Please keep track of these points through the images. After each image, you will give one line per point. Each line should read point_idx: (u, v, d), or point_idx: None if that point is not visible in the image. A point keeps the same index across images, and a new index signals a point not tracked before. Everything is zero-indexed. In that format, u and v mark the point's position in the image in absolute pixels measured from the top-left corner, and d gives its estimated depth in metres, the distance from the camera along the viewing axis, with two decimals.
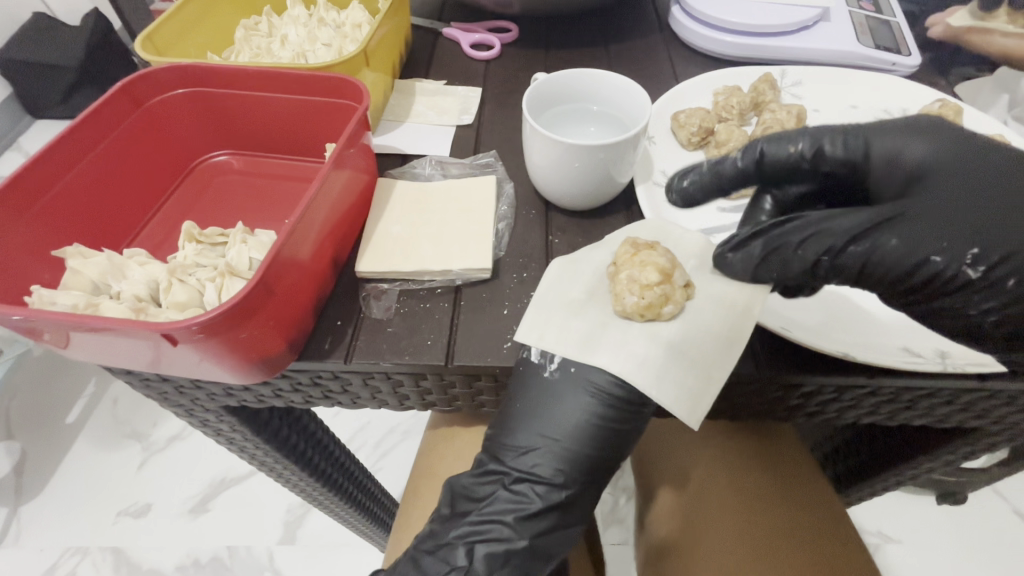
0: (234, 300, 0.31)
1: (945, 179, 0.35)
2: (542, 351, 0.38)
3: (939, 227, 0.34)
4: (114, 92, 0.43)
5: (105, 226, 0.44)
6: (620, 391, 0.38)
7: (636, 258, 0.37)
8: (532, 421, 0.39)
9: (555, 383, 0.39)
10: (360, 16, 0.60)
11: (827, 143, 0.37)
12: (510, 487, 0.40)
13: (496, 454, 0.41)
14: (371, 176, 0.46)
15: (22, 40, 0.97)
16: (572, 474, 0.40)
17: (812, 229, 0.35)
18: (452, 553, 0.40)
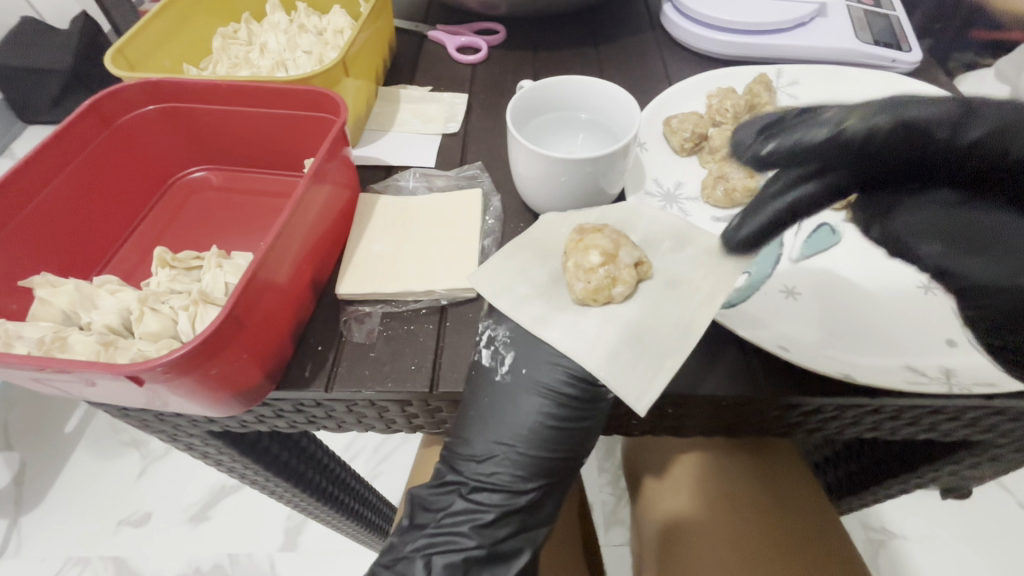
0: (199, 336, 0.29)
1: None
2: (491, 353, 0.38)
3: None
4: (82, 111, 0.42)
5: (77, 252, 0.43)
6: (571, 389, 0.37)
7: (581, 243, 0.38)
8: (483, 424, 0.38)
9: (506, 388, 0.38)
10: (342, 21, 0.58)
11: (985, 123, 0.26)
12: (468, 497, 0.39)
13: (452, 463, 0.39)
14: (352, 191, 0.44)
15: (11, 46, 0.95)
16: (530, 478, 0.39)
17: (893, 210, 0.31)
18: (408, 566, 0.38)
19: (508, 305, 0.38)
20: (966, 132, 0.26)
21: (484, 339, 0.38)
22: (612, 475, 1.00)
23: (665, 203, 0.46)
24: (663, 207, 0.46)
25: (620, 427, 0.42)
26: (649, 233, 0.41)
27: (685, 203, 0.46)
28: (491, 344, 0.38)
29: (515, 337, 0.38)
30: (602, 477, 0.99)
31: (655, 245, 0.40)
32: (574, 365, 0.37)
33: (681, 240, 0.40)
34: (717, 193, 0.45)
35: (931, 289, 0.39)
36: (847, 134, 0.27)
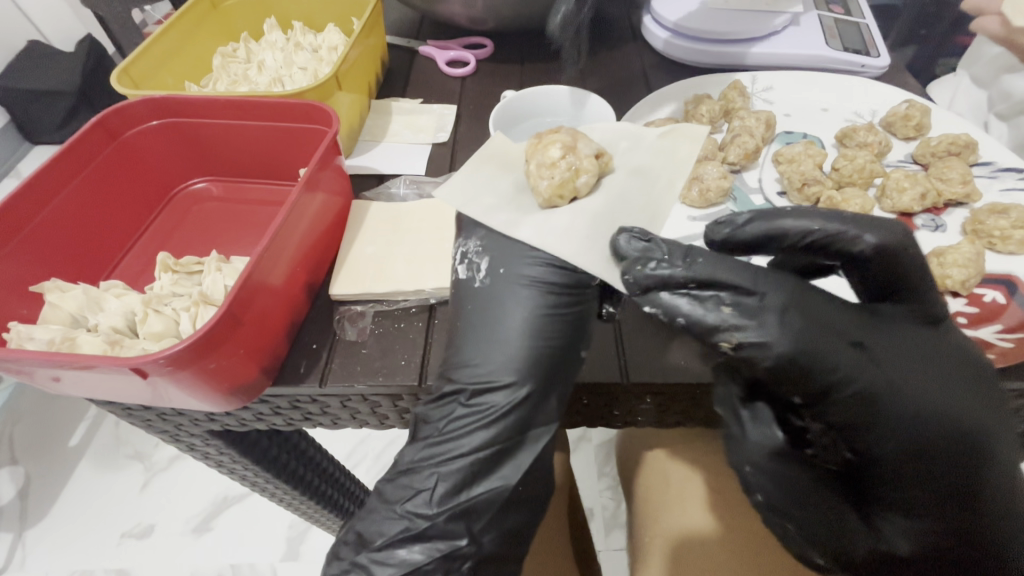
0: (198, 332, 0.31)
1: (909, 370, 0.32)
2: (465, 264, 0.40)
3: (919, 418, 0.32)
4: (89, 126, 0.44)
5: (84, 261, 0.45)
6: (553, 277, 0.38)
7: (540, 143, 0.40)
8: (471, 324, 0.38)
9: (489, 289, 0.39)
10: (336, 39, 0.61)
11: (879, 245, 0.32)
12: (466, 404, 0.37)
13: (446, 373, 0.38)
14: (345, 199, 0.46)
15: (18, 71, 0.99)
16: (530, 373, 0.37)
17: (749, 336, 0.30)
18: (415, 476, 0.38)
19: (478, 214, 0.40)
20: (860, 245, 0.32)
21: (458, 256, 0.40)
22: (611, 480, 1.00)
23: None
24: None
25: (603, 419, 0.43)
26: (606, 137, 0.44)
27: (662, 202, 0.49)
28: (465, 258, 0.40)
29: (487, 244, 0.40)
30: (602, 482, 1.00)
31: (613, 144, 0.44)
32: (549, 254, 0.39)
33: (636, 139, 0.44)
34: (693, 194, 0.47)
35: None
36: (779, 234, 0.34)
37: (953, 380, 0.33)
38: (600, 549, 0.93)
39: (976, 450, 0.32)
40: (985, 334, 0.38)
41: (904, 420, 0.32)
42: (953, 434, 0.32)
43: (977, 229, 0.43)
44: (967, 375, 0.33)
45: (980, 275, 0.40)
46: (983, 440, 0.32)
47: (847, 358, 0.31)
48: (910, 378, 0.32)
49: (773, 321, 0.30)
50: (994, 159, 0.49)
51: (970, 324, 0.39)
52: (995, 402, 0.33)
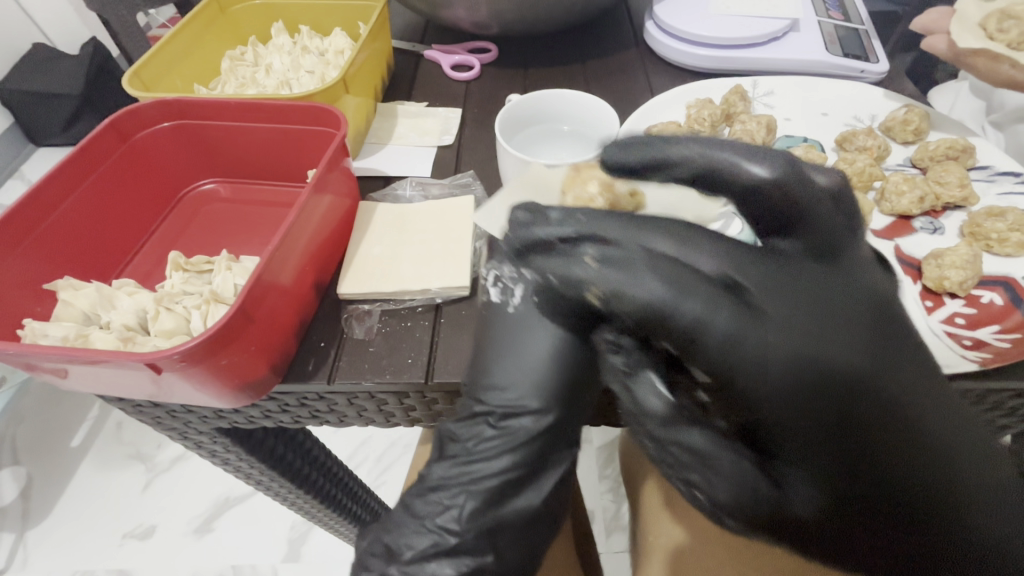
0: (210, 328, 0.32)
1: (758, 297, 0.32)
2: (499, 289, 0.40)
3: (786, 339, 0.32)
4: (101, 128, 0.45)
5: (96, 259, 0.46)
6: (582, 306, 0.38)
7: (578, 179, 0.40)
8: (503, 349, 0.38)
9: (520, 316, 0.39)
10: (342, 43, 0.62)
11: (771, 171, 0.31)
12: (496, 425, 0.38)
13: (474, 394, 0.39)
14: (352, 200, 0.47)
15: (25, 74, 1.00)
16: (556, 401, 0.38)
17: (608, 282, 0.31)
18: (444, 493, 0.39)
19: None
20: (748, 177, 0.32)
21: (491, 279, 0.40)
22: (612, 482, 1.00)
23: None
24: None
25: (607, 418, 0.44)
26: None
27: None
28: (499, 282, 0.40)
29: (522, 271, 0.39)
30: (603, 484, 1.01)
31: None
32: None
33: None
34: None
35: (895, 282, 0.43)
36: (665, 166, 0.33)
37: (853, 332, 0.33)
38: (600, 551, 0.94)
39: (845, 386, 0.32)
40: (983, 334, 0.38)
41: (777, 374, 0.32)
42: (827, 373, 0.32)
43: (975, 232, 0.44)
44: (851, 304, 0.33)
45: (977, 275, 0.40)
46: (862, 381, 0.32)
47: (734, 312, 0.31)
48: (784, 308, 0.32)
49: (638, 266, 0.31)
50: (992, 163, 0.49)
51: (967, 326, 0.39)
52: (897, 351, 0.33)
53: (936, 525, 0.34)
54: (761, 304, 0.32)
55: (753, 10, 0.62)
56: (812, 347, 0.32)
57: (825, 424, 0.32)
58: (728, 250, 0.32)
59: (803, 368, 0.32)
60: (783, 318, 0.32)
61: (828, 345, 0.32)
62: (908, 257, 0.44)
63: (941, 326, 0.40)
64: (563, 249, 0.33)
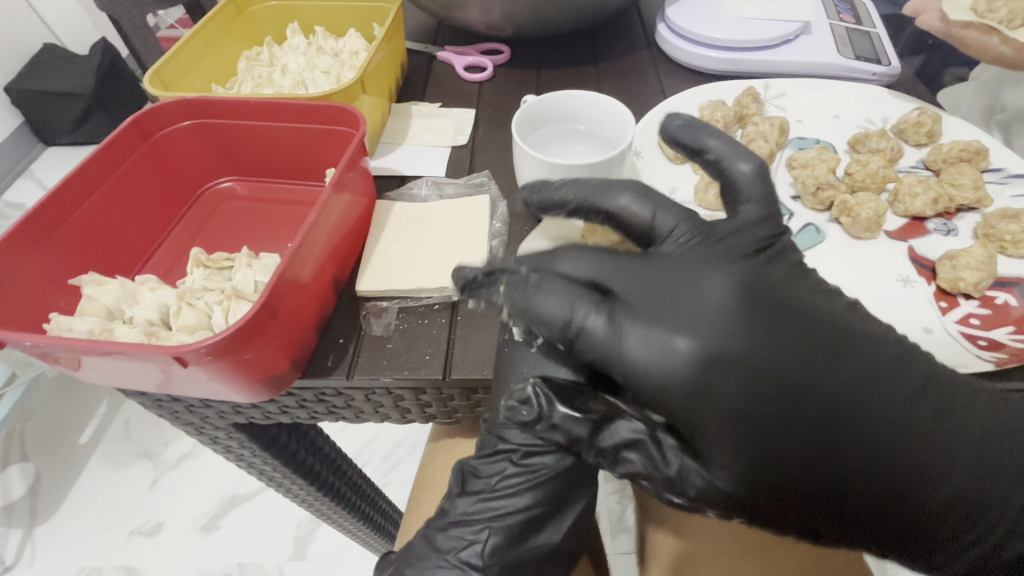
0: (236, 323, 0.32)
1: (635, 300, 0.35)
2: (524, 330, 0.37)
3: (663, 331, 0.33)
4: (124, 127, 0.46)
5: (117, 254, 0.46)
6: None
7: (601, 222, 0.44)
8: (523, 392, 0.38)
9: (544, 358, 0.38)
10: (357, 44, 0.62)
11: (643, 196, 0.38)
12: (519, 462, 0.40)
13: (497, 432, 0.40)
14: (369, 199, 0.48)
15: (37, 73, 1.01)
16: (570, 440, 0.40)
17: (517, 303, 0.34)
18: (467, 527, 0.40)
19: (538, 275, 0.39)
20: (626, 201, 0.39)
21: (511, 315, 0.39)
22: (618, 484, 1.00)
23: None
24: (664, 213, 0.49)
25: None
26: None
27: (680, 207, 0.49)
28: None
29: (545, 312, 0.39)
30: (608, 485, 1.01)
31: None
32: None
33: None
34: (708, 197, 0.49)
35: (910, 282, 0.43)
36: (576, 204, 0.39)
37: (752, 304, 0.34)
38: (606, 552, 0.94)
39: (749, 375, 0.33)
40: (1000, 335, 0.39)
41: (648, 365, 0.33)
42: (703, 359, 0.33)
43: (988, 233, 0.44)
44: (710, 291, 0.34)
45: (991, 277, 0.40)
46: (760, 368, 0.33)
47: (634, 305, 0.34)
48: (654, 305, 0.34)
49: (535, 284, 0.34)
50: (1004, 165, 0.50)
51: (983, 326, 0.40)
52: (775, 318, 0.34)
53: (862, 497, 0.35)
54: (638, 305, 0.34)
55: (765, 13, 0.63)
56: (686, 335, 0.33)
57: (728, 414, 0.33)
58: (599, 273, 0.36)
59: (695, 361, 0.33)
60: (664, 316, 0.34)
61: (700, 333, 0.33)
62: (922, 258, 0.45)
63: (956, 327, 0.40)
64: (493, 282, 0.35)
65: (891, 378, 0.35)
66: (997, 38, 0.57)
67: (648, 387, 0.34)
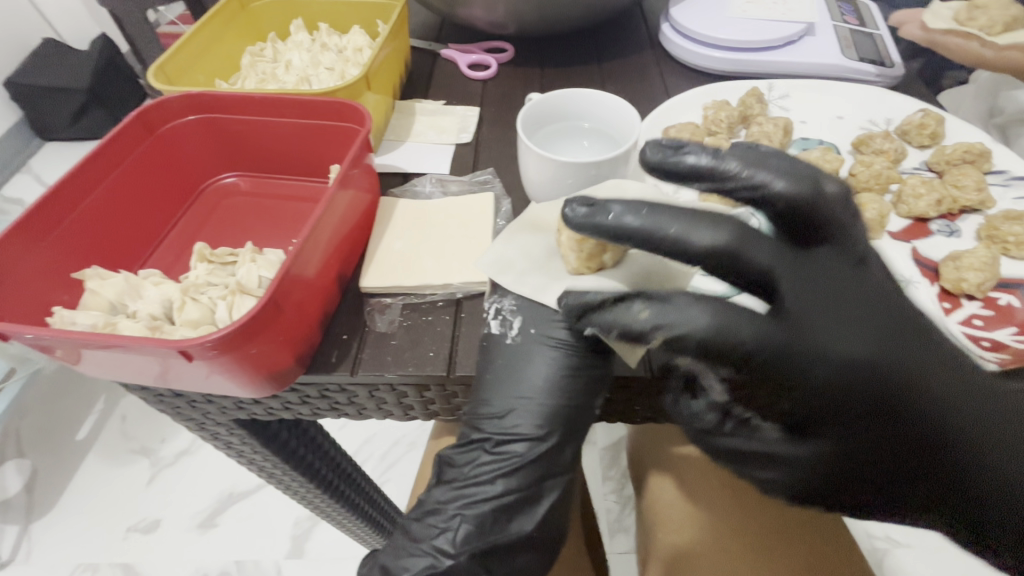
0: (242, 318, 0.32)
1: (810, 311, 0.33)
2: (499, 321, 0.41)
3: (781, 344, 0.33)
4: (129, 120, 0.45)
5: (120, 248, 0.46)
6: (579, 340, 0.41)
7: None
8: (500, 378, 0.40)
9: (520, 347, 0.41)
10: (361, 40, 0.62)
11: (795, 181, 0.32)
12: (492, 450, 0.40)
13: (474, 426, 0.41)
14: (373, 195, 0.47)
15: (37, 68, 1.00)
16: (542, 428, 0.40)
17: (649, 316, 0.34)
18: (440, 516, 0.41)
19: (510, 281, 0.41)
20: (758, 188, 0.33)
21: (492, 312, 0.42)
22: (617, 484, 1.00)
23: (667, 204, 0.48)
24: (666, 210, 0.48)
25: (623, 415, 0.45)
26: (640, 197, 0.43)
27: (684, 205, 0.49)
28: (499, 315, 0.41)
29: (521, 304, 0.42)
30: (607, 485, 1.01)
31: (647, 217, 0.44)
32: None
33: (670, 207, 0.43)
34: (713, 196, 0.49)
35: (914, 283, 0.43)
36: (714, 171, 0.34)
37: (854, 329, 0.34)
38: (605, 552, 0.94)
39: (882, 391, 0.34)
40: (1001, 336, 0.39)
41: (827, 383, 0.34)
42: (875, 377, 0.34)
43: (992, 235, 0.44)
44: (884, 310, 0.34)
45: (995, 279, 0.41)
46: (887, 381, 0.34)
47: (749, 325, 0.33)
48: (798, 319, 0.34)
49: (683, 306, 0.34)
50: (1007, 167, 0.50)
51: (985, 327, 0.40)
52: (891, 328, 0.34)
53: (929, 493, 0.37)
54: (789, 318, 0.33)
55: (768, 14, 0.63)
56: (867, 355, 0.34)
57: (823, 419, 0.35)
58: (721, 274, 0.34)
59: (808, 374, 0.34)
60: (811, 331, 0.33)
61: (814, 350, 0.34)
62: (926, 259, 0.45)
63: (960, 328, 0.40)
64: (620, 298, 0.36)
65: (976, 401, 0.35)
66: (977, 43, 0.56)
67: (827, 403, 0.35)
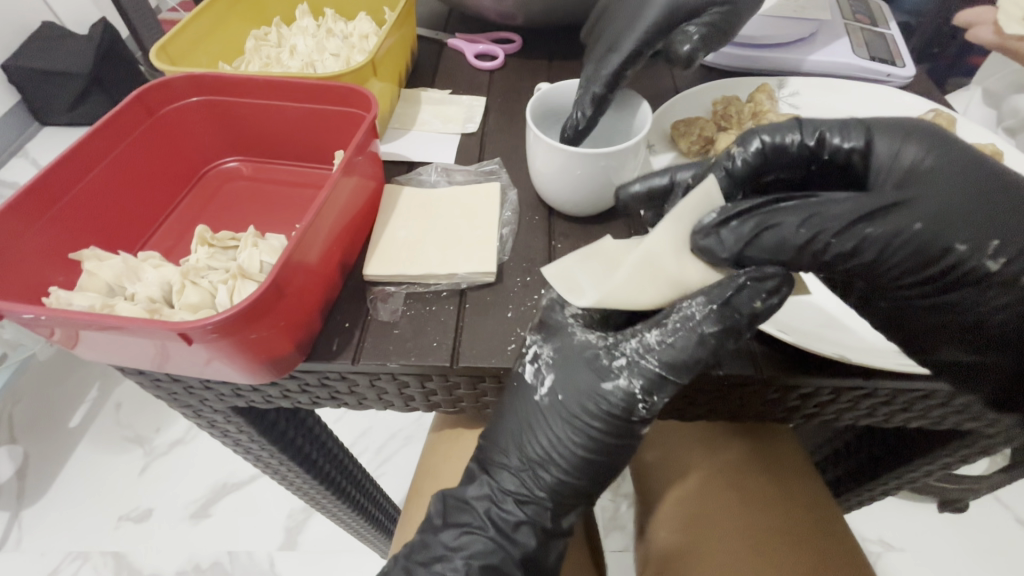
0: (244, 301, 0.32)
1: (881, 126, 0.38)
2: (534, 373, 0.39)
3: (845, 127, 0.38)
4: (129, 100, 0.45)
5: (118, 230, 0.45)
6: (606, 425, 0.38)
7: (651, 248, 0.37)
8: (522, 432, 0.41)
9: (541, 407, 0.40)
10: (368, 27, 0.62)
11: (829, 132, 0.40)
12: (500, 504, 0.42)
13: (487, 467, 0.43)
14: (378, 183, 0.47)
15: (32, 50, 0.99)
16: (544, 493, 0.42)
17: (803, 210, 0.33)
18: (448, 564, 0.41)
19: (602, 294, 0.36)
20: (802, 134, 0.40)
21: (530, 356, 0.39)
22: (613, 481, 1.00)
23: None
24: None
25: None
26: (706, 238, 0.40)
27: None
28: (535, 364, 0.39)
29: (560, 362, 0.39)
30: None
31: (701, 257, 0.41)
32: (614, 404, 0.37)
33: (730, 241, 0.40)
34: None
35: None
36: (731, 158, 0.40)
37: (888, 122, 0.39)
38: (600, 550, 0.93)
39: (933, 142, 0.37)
40: None
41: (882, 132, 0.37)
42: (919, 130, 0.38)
43: None
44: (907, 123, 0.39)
45: None
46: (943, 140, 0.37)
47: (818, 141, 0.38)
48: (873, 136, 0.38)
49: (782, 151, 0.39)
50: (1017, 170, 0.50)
51: None
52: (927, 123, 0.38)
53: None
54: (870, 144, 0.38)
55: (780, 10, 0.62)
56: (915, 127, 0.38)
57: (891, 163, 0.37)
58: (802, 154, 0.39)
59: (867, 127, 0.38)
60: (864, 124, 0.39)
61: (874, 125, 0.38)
62: None
63: None
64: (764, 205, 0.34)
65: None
66: None
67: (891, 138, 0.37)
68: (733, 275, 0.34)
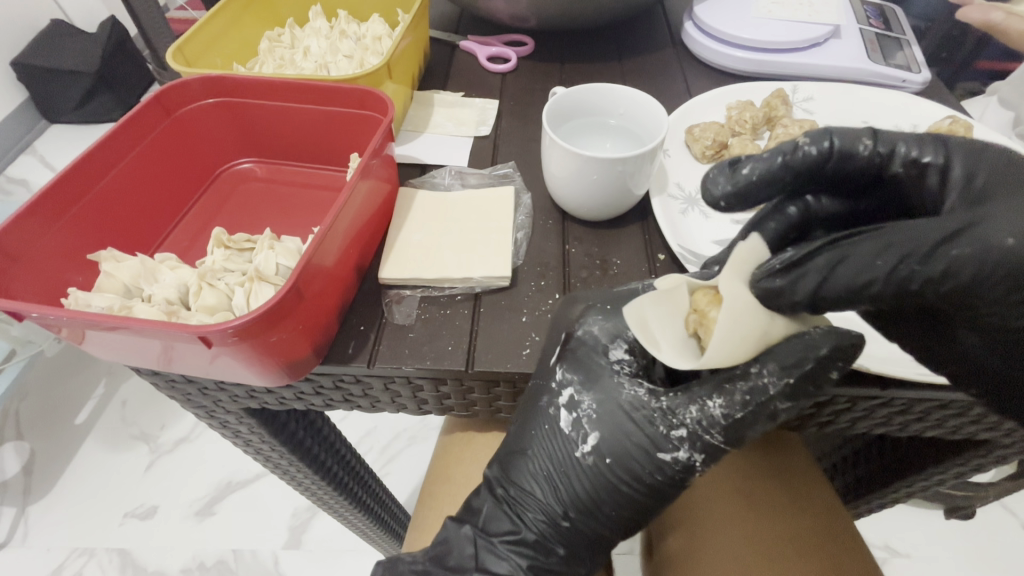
0: (262, 306, 0.32)
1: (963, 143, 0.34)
2: (573, 424, 0.39)
3: (919, 139, 0.34)
4: (147, 102, 0.45)
5: (134, 231, 0.46)
6: (650, 485, 0.38)
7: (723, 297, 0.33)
8: (560, 482, 0.39)
9: (585, 462, 0.39)
10: (381, 29, 0.62)
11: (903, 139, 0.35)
12: (533, 549, 0.41)
13: (513, 511, 0.42)
14: (392, 185, 0.47)
15: (40, 48, 0.99)
16: (579, 540, 0.41)
17: (885, 243, 0.29)
18: None
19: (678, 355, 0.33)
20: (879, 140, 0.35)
21: (569, 406, 0.39)
22: None
23: (687, 206, 0.50)
24: (684, 210, 0.49)
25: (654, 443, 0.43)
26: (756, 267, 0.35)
27: (706, 206, 0.50)
28: (575, 413, 0.38)
29: (603, 417, 0.38)
30: None
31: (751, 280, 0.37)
32: (666, 469, 0.37)
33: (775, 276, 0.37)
34: None
35: None
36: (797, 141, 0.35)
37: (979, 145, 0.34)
38: None
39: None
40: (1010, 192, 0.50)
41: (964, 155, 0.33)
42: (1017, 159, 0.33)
43: None
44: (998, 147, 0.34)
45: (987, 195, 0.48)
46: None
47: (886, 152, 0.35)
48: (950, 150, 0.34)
49: (845, 154, 0.35)
50: None
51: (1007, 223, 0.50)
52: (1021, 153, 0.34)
53: None
54: (943, 154, 0.33)
55: (796, 15, 0.62)
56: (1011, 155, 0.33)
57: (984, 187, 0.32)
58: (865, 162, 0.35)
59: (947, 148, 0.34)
60: (942, 139, 0.34)
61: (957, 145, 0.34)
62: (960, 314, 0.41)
63: None
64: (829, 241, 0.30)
65: None
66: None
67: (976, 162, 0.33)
68: (817, 340, 0.33)
